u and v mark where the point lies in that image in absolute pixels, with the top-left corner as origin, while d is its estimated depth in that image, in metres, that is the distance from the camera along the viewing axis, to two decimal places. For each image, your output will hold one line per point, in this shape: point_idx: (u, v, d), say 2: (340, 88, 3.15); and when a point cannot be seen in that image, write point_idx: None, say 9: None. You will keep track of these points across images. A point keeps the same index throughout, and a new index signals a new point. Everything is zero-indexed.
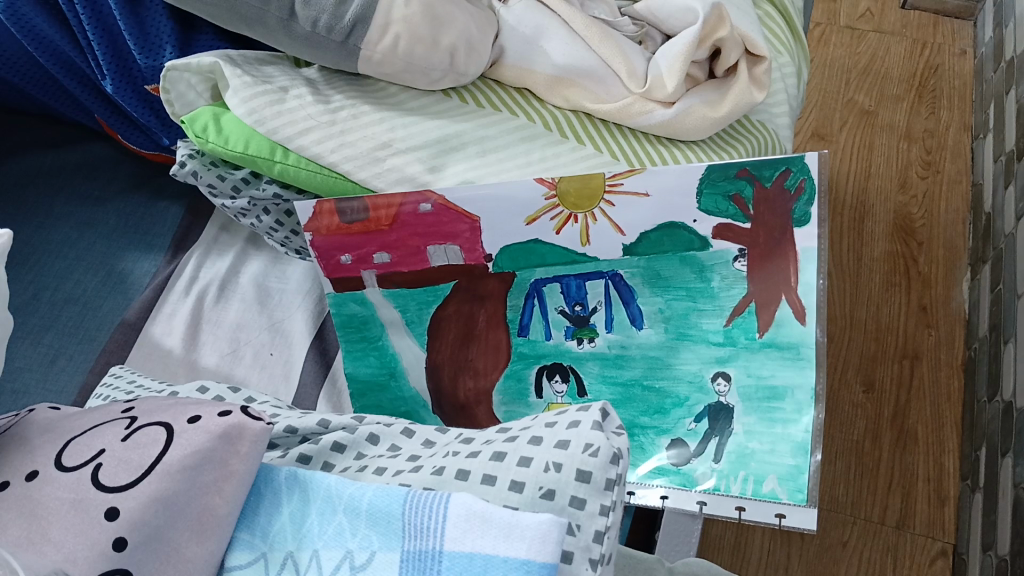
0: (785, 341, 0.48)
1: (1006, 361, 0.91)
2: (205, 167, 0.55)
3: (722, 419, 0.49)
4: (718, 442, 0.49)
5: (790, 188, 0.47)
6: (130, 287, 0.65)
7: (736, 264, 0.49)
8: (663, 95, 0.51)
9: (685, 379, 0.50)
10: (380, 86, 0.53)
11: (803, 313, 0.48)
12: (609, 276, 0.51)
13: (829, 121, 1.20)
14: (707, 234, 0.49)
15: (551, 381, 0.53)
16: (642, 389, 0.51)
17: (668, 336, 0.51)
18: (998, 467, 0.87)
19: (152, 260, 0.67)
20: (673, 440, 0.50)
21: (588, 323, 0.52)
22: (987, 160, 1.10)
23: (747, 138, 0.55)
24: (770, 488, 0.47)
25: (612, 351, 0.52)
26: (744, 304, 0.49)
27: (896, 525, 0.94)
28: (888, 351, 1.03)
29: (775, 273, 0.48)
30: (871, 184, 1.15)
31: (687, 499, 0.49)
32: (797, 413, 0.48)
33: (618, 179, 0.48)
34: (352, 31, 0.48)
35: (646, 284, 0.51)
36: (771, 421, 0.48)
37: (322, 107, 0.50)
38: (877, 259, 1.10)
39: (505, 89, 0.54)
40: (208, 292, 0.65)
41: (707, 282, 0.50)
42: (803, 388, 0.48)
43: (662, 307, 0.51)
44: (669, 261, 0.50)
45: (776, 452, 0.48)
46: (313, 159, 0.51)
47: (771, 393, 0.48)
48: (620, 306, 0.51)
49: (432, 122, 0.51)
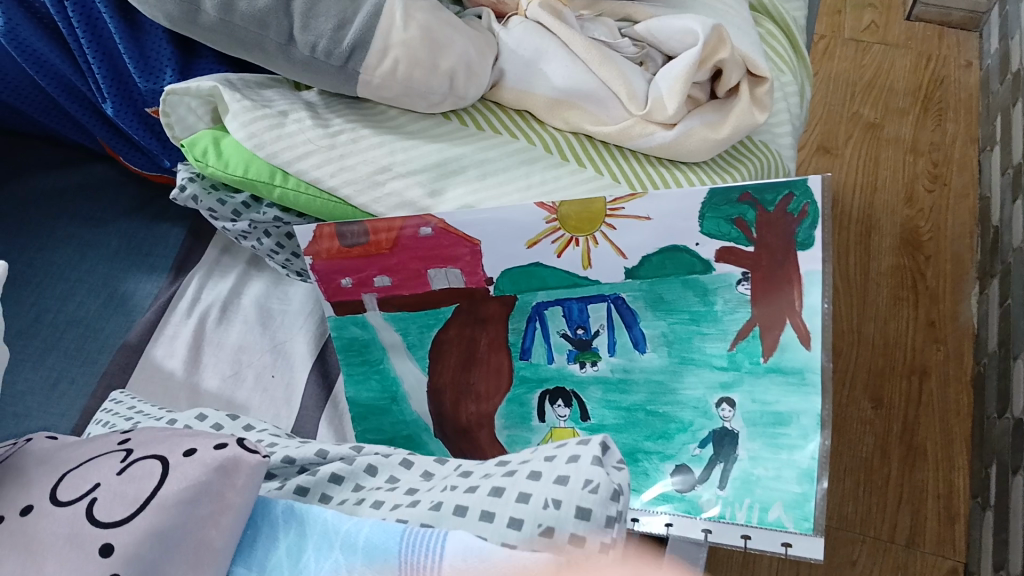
0: (790, 366, 0.48)
1: (1016, 376, 0.91)
2: (206, 192, 0.55)
3: (726, 444, 0.48)
4: (723, 469, 0.48)
5: (793, 212, 0.46)
6: (131, 308, 0.65)
7: (739, 287, 0.49)
8: (662, 117, 0.50)
9: (690, 405, 0.50)
10: (380, 109, 0.53)
11: (808, 336, 0.48)
12: (611, 298, 0.51)
13: (835, 133, 1.19)
14: (709, 257, 0.49)
15: (553, 405, 0.52)
16: (645, 414, 0.50)
17: (671, 360, 0.50)
18: (1009, 484, 0.87)
19: (154, 282, 0.67)
20: (678, 466, 0.49)
21: (590, 346, 0.51)
22: (994, 173, 1.09)
23: (750, 159, 0.54)
24: (776, 516, 0.46)
25: (614, 375, 0.51)
26: (749, 328, 0.49)
27: (906, 543, 0.92)
28: (896, 366, 1.03)
29: (779, 297, 0.48)
30: (878, 198, 1.14)
31: (692, 527, 0.47)
32: (803, 439, 0.47)
33: (618, 203, 0.48)
34: (350, 56, 0.48)
35: (648, 307, 0.50)
36: (776, 447, 0.47)
37: (322, 131, 0.50)
38: (885, 273, 1.09)
39: (506, 111, 0.53)
40: (210, 313, 0.65)
41: (710, 305, 0.50)
42: (809, 414, 0.47)
43: (665, 330, 0.50)
44: (671, 283, 0.50)
45: (783, 478, 0.47)
46: (313, 184, 0.50)
47: (776, 419, 0.48)
48: (623, 329, 0.51)
49: (431, 145, 0.51)
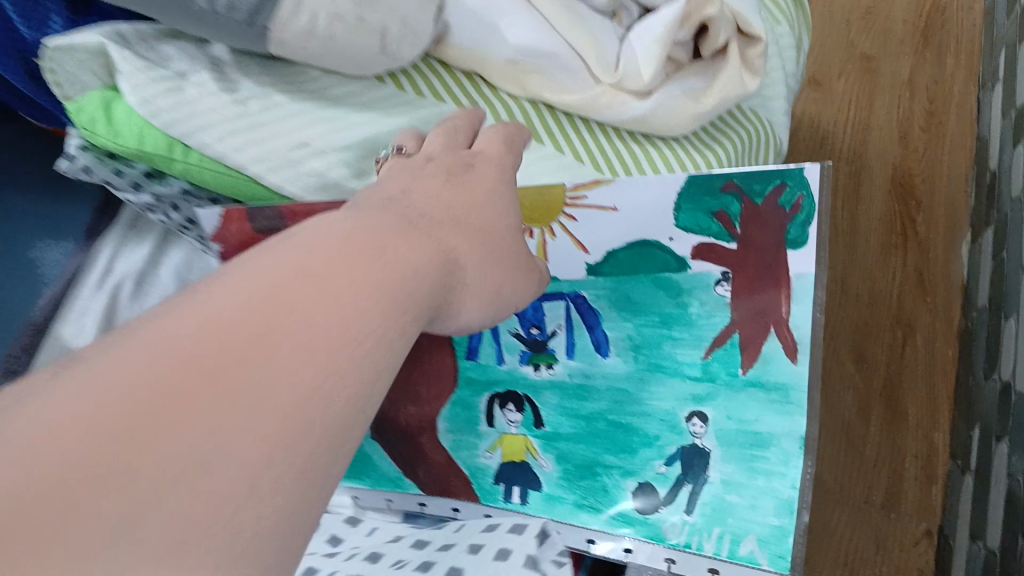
0: (773, 382, 0.39)
1: (1006, 338, 0.83)
2: (98, 161, 0.48)
3: (696, 465, 0.40)
4: (690, 491, 0.40)
5: (785, 206, 0.39)
6: (39, 278, 0.58)
7: (718, 288, 0.41)
8: (636, 85, 0.44)
9: (657, 416, 0.42)
10: (300, 70, 0.45)
11: (794, 349, 0.38)
12: (570, 297, 0.46)
13: (828, 67, 1.12)
14: (685, 255, 0.42)
15: (505, 410, 0.47)
16: (606, 424, 0.44)
17: (637, 367, 0.44)
18: (990, 453, 0.79)
19: (64, 247, 0.59)
20: (640, 485, 0.41)
21: (546, 347, 0.46)
22: (995, 113, 1.00)
23: (733, 133, 0.51)
24: (748, 550, 0.37)
25: (573, 380, 0.45)
26: (727, 334, 0.41)
27: (882, 505, 0.89)
28: (881, 319, 0.97)
29: (763, 302, 0.39)
30: (870, 137, 1.07)
31: (654, 556, 0.40)
32: (783, 465, 0.37)
33: (579, 191, 0.45)
34: (256, 10, 0.39)
35: (613, 307, 0.45)
36: (751, 472, 0.38)
37: (226, 99, 0.43)
38: (874, 220, 1.02)
39: (450, 71, 0.48)
40: (123, 287, 0.58)
41: (684, 308, 0.42)
42: (791, 436, 0.37)
43: (630, 334, 0.44)
44: (641, 283, 0.44)
45: (760, 507, 0.38)
46: (216, 158, 0.45)
47: (755, 440, 0.39)
48: (583, 330, 0.45)
49: (359, 116, 0.45)
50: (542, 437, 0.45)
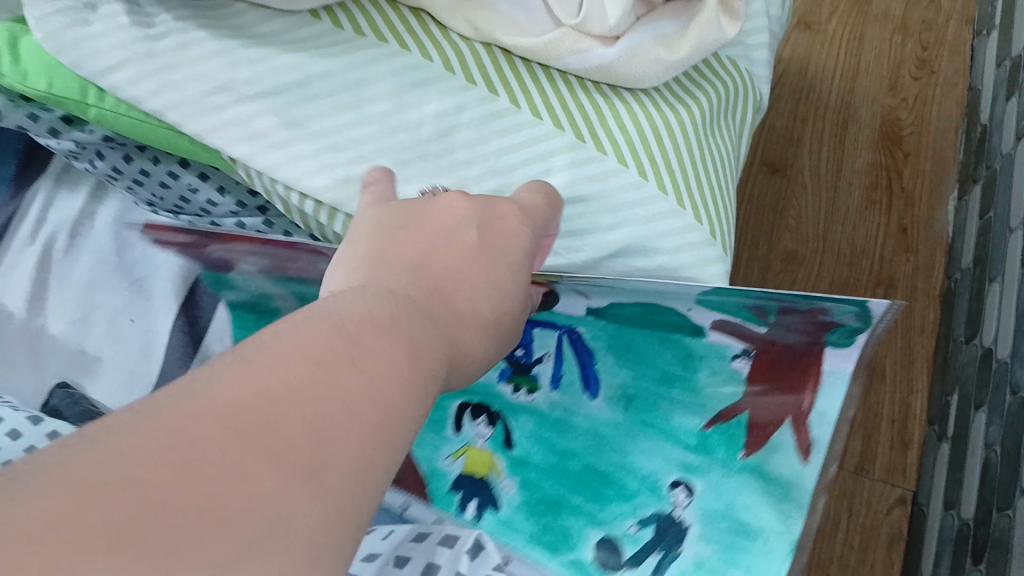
0: (778, 475, 0.43)
1: (990, 302, 0.79)
2: (12, 105, 0.46)
3: (669, 534, 0.45)
4: (658, 559, 0.46)
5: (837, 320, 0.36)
6: None
7: (734, 362, 0.45)
8: (600, 26, 0.42)
9: (639, 474, 0.47)
10: (225, 5, 0.44)
11: (808, 447, 0.43)
12: (564, 331, 0.48)
13: (819, 5, 1.06)
14: (700, 324, 0.44)
15: (474, 421, 0.52)
16: (580, 466, 0.49)
17: (625, 418, 0.48)
18: (969, 420, 0.76)
19: None
20: (606, 540, 0.47)
21: (530, 372, 0.50)
22: (989, 62, 0.96)
23: (711, 85, 0.47)
24: None
25: (553, 411, 0.50)
26: (734, 412, 0.45)
27: (854, 471, 0.85)
28: (861, 277, 0.92)
29: (787, 393, 0.44)
30: (859, 84, 1.02)
31: None
32: (763, 557, 0.43)
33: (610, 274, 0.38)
34: None
35: (611, 353, 0.48)
36: (729, 559, 0.44)
37: (137, 35, 0.42)
38: (859, 171, 0.97)
39: (399, 9, 0.45)
40: (57, 239, 0.54)
41: (691, 372, 0.46)
42: (784, 538, 0.43)
43: (626, 385, 0.48)
44: (647, 337, 0.46)
45: None
46: (133, 104, 0.43)
47: (741, 530, 0.44)
48: (572, 360, 0.48)
49: (288, 55, 0.43)
50: (510, 459, 0.50)
